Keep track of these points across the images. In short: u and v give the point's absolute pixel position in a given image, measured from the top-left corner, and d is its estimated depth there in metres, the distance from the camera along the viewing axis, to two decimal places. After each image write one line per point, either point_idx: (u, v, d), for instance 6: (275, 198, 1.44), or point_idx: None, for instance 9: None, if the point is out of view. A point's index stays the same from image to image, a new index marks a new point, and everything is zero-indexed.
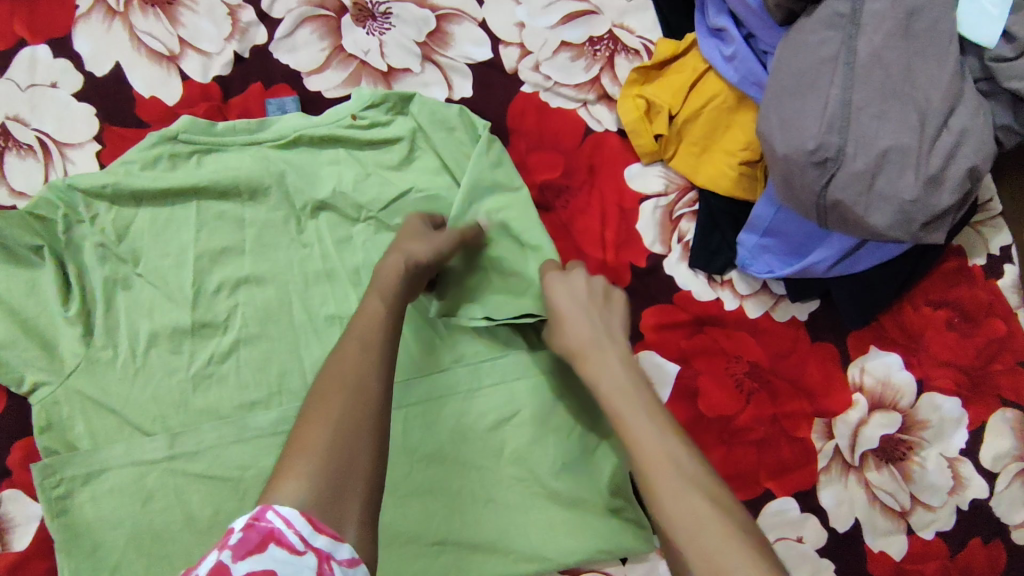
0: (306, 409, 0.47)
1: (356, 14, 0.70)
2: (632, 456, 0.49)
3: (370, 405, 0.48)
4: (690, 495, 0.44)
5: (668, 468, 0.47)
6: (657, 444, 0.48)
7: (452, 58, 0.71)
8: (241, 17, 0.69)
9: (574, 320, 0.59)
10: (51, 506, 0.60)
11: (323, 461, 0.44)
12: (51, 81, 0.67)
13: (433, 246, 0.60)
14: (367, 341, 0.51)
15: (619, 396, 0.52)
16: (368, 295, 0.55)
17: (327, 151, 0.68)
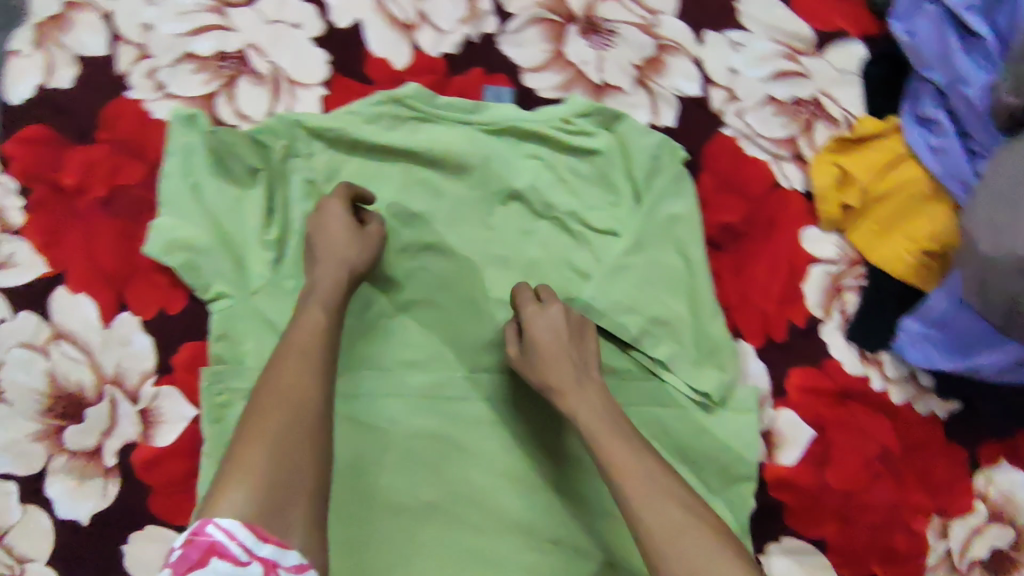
0: (248, 425, 0.51)
1: (583, 26, 0.72)
2: (612, 473, 0.54)
3: (307, 422, 0.52)
4: (688, 528, 0.50)
5: (664, 489, 0.53)
6: (653, 481, 0.53)
7: (663, 87, 0.72)
8: (479, 4, 0.72)
9: (549, 363, 0.60)
10: (213, 411, 0.65)
11: (260, 477, 0.48)
12: (295, 22, 0.71)
13: (367, 251, 0.64)
14: (307, 356, 0.56)
15: (612, 434, 0.56)
16: (311, 305, 0.59)
17: (528, 145, 0.70)
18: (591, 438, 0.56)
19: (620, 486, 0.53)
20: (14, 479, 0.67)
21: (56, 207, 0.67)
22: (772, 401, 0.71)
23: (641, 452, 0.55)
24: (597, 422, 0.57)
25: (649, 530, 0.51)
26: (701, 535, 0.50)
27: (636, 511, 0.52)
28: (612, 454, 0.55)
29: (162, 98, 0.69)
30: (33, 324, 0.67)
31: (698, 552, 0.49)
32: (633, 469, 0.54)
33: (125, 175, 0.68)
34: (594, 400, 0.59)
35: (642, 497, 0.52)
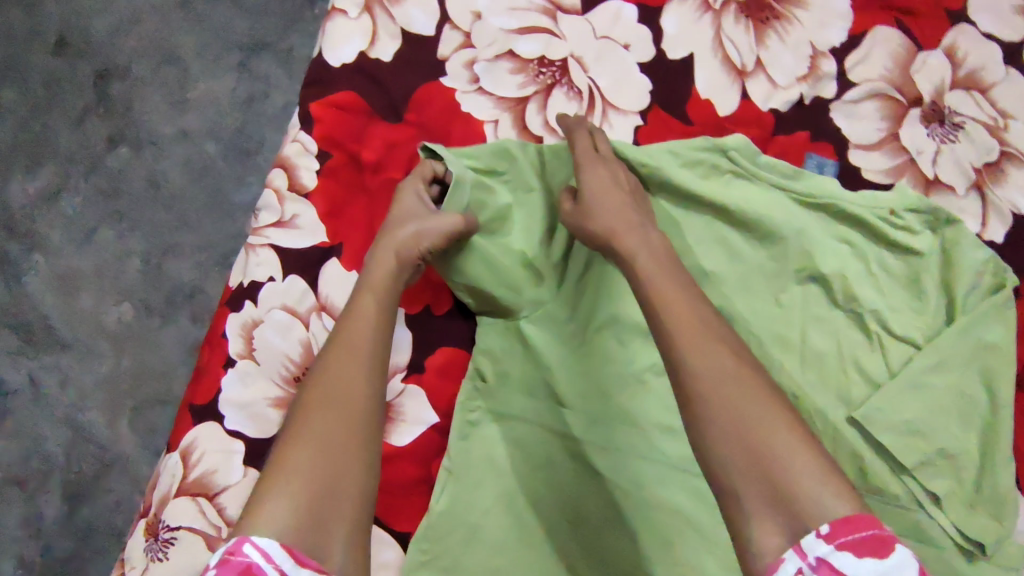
0: (289, 424, 0.47)
1: (927, 112, 0.67)
2: (675, 352, 0.43)
3: (362, 429, 0.47)
4: (717, 357, 0.42)
5: (730, 376, 0.41)
6: (703, 318, 0.45)
7: (999, 199, 0.66)
8: (820, 65, 0.67)
9: (609, 210, 0.55)
10: (459, 427, 0.63)
11: (305, 485, 0.43)
12: (625, 42, 0.67)
13: (422, 234, 0.59)
14: (353, 348, 0.51)
15: (660, 271, 0.49)
16: (360, 294, 0.56)
17: (842, 228, 0.65)
18: (659, 314, 0.46)
19: (684, 364, 0.43)
20: (242, 439, 0.64)
21: (349, 178, 0.66)
22: None
23: (711, 328, 0.44)
24: (681, 303, 0.46)
25: (724, 432, 0.40)
26: (768, 407, 0.40)
27: (703, 402, 0.41)
28: (672, 325, 0.44)
29: (475, 92, 0.67)
30: (300, 289, 0.65)
31: (725, 388, 0.41)
32: (698, 347, 0.43)
33: (422, 163, 0.66)
34: (662, 276, 0.48)
35: (720, 385, 0.41)
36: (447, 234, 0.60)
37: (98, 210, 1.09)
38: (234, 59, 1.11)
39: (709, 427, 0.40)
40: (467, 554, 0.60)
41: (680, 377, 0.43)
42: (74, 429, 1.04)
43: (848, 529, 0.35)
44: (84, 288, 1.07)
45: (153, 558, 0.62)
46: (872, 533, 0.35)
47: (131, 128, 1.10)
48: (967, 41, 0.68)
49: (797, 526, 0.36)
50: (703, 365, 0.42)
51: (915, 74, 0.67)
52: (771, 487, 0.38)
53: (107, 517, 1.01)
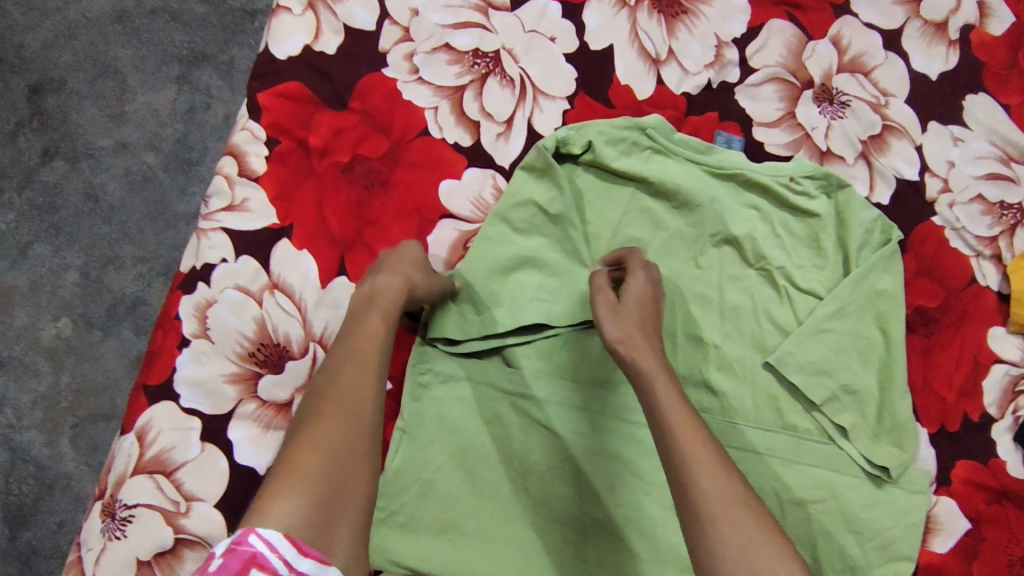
0: (301, 429, 0.48)
1: (818, 93, 0.76)
2: (685, 472, 0.46)
3: (368, 438, 0.49)
4: (735, 497, 0.45)
5: (733, 502, 0.45)
6: (723, 467, 0.47)
7: (884, 166, 0.75)
8: (725, 53, 0.75)
9: (628, 316, 0.58)
10: (410, 390, 0.66)
11: (317, 485, 0.45)
12: (552, 35, 0.74)
13: (431, 287, 0.62)
14: (365, 364, 0.52)
15: (684, 411, 0.50)
16: (368, 313, 0.56)
17: (750, 195, 0.72)
18: (669, 432, 0.49)
19: (694, 488, 0.46)
20: (198, 416, 0.65)
21: (297, 163, 0.70)
22: (934, 487, 0.71)
23: (712, 453, 0.47)
24: (690, 424, 0.49)
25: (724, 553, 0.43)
26: (780, 556, 0.44)
27: (710, 525, 0.44)
28: (685, 446, 0.47)
29: (414, 81, 0.72)
30: (252, 269, 0.68)
31: (747, 535, 0.44)
32: (711, 472, 0.46)
33: (368, 146, 0.71)
34: (679, 406, 0.50)
35: (726, 508, 0.45)
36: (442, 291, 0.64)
37: (33, 226, 1.08)
38: (173, 70, 1.12)
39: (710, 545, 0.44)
40: (423, 507, 0.64)
41: (690, 496, 0.46)
42: (12, 450, 1.01)
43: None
44: (22, 305, 1.06)
45: (111, 537, 0.63)
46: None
47: (67, 142, 1.10)
48: (849, 31, 0.78)
49: None
50: (713, 492, 0.45)
51: (807, 60, 0.76)
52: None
53: (49, 540, 0.99)
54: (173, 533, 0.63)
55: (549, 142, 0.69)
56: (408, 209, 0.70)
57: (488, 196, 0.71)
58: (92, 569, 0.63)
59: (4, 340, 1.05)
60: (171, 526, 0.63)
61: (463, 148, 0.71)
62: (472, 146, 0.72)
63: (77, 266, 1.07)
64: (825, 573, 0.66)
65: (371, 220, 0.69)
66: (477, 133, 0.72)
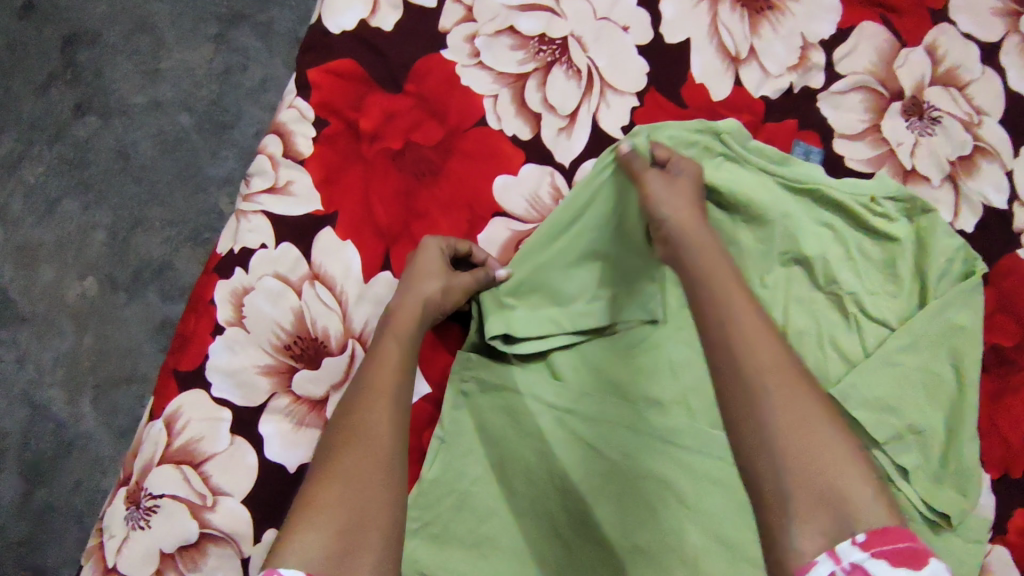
0: (318, 464, 0.47)
1: (907, 105, 0.70)
2: (748, 373, 0.42)
3: (386, 462, 0.47)
4: (786, 370, 0.42)
5: (802, 404, 0.41)
6: (768, 337, 0.44)
7: (971, 190, 0.70)
8: (810, 56, 0.70)
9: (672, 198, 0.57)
10: (452, 397, 0.64)
11: (335, 519, 0.43)
12: (624, 25, 0.69)
13: (453, 290, 0.60)
14: (378, 390, 0.51)
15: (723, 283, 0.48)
16: (385, 339, 0.56)
17: (826, 213, 0.67)
18: (732, 329, 0.45)
19: (757, 389, 0.42)
20: (229, 407, 0.63)
21: (345, 147, 0.66)
22: (991, 535, 0.67)
23: (776, 350, 0.43)
24: (753, 318, 0.45)
25: (787, 456, 0.39)
26: (836, 432, 0.40)
27: (761, 394, 0.41)
28: (745, 344, 0.44)
29: (474, 66, 0.67)
30: (293, 257, 0.64)
31: (798, 410, 0.41)
32: (778, 374, 0.42)
33: (421, 134, 0.66)
34: (722, 283, 0.48)
35: (791, 410, 0.41)
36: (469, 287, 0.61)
37: (63, 181, 1.05)
38: (212, 30, 1.07)
39: (773, 448, 0.40)
40: (457, 519, 0.62)
41: (738, 366, 0.43)
42: (33, 407, 1.00)
43: (884, 539, 0.36)
44: (48, 261, 1.03)
45: (134, 526, 0.62)
46: (907, 545, 0.36)
47: (100, 97, 1.06)
48: (946, 40, 0.72)
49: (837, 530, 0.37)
50: (780, 393, 0.41)
51: (898, 69, 0.70)
52: (831, 498, 0.38)
53: (65, 498, 0.98)
54: (199, 527, 0.61)
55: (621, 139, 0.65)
56: (460, 204, 0.66)
57: (545, 195, 0.66)
58: (114, 557, 0.61)
59: (29, 296, 1.03)
60: (196, 519, 0.61)
61: (521, 142, 0.67)
62: (532, 140, 0.67)
63: (105, 225, 1.04)
64: None
65: (419, 213, 0.65)
66: (537, 126, 0.67)
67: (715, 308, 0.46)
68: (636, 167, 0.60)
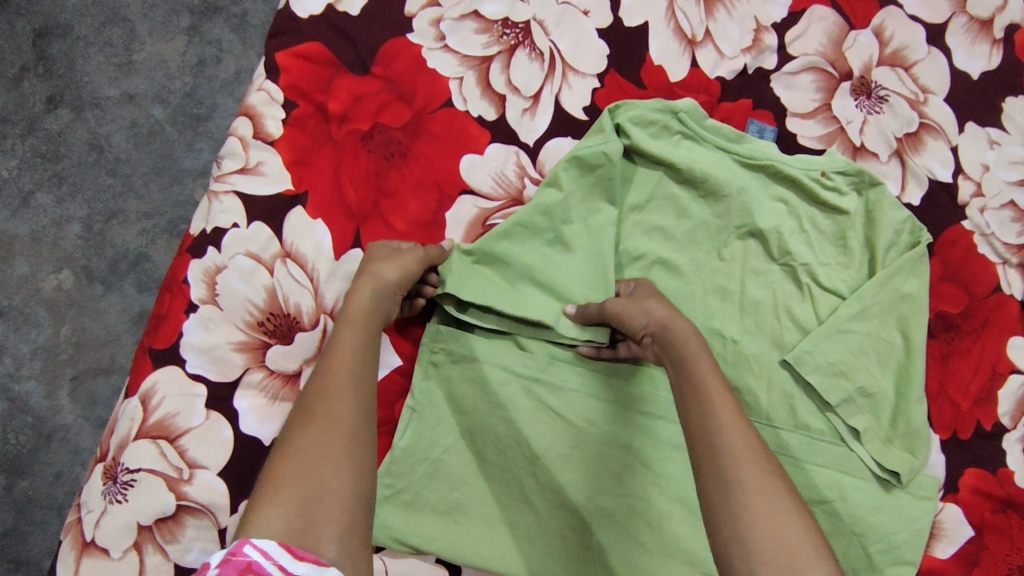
0: (281, 445, 0.49)
1: (856, 85, 0.73)
2: (732, 478, 0.45)
3: (347, 439, 0.48)
4: (757, 467, 0.46)
5: (781, 513, 0.44)
6: (745, 438, 0.48)
7: (918, 165, 0.73)
8: (763, 38, 0.73)
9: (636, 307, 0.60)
10: (421, 368, 0.66)
11: (297, 494, 0.45)
12: (585, 8, 0.71)
13: (405, 269, 0.61)
14: (337, 374, 0.52)
15: (700, 381, 0.52)
16: (342, 323, 0.57)
17: (781, 188, 0.70)
18: (720, 438, 0.47)
19: (738, 492, 0.45)
20: (204, 383, 0.64)
21: (314, 129, 0.67)
22: (941, 494, 0.70)
23: (762, 463, 0.46)
24: (741, 427, 0.48)
25: (765, 555, 0.42)
26: (801, 528, 0.44)
27: (737, 490, 0.45)
28: (734, 452, 0.46)
29: (440, 49, 0.69)
30: (264, 236, 0.66)
31: (770, 506, 0.44)
32: (760, 481, 0.45)
33: (388, 115, 0.68)
34: (706, 379, 0.52)
35: (767, 515, 0.44)
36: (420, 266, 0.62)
37: (36, 174, 1.05)
38: (184, 22, 1.08)
39: (749, 544, 0.43)
40: (430, 487, 0.64)
41: (716, 460, 0.46)
42: (12, 399, 1.00)
43: None
44: (23, 254, 1.04)
45: (112, 500, 0.63)
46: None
47: (73, 90, 1.07)
48: (893, 22, 0.75)
49: None
50: (760, 502, 0.44)
51: (847, 50, 0.74)
52: None
53: (46, 490, 0.99)
54: (176, 499, 0.62)
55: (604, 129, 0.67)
56: (428, 183, 0.68)
57: (510, 173, 0.68)
58: (92, 532, 0.62)
59: (4, 289, 1.03)
60: (173, 492, 0.62)
61: (487, 122, 0.69)
62: (497, 120, 0.69)
63: (80, 217, 1.04)
64: None
65: (388, 192, 0.67)
66: (502, 107, 0.69)
67: (697, 394, 0.51)
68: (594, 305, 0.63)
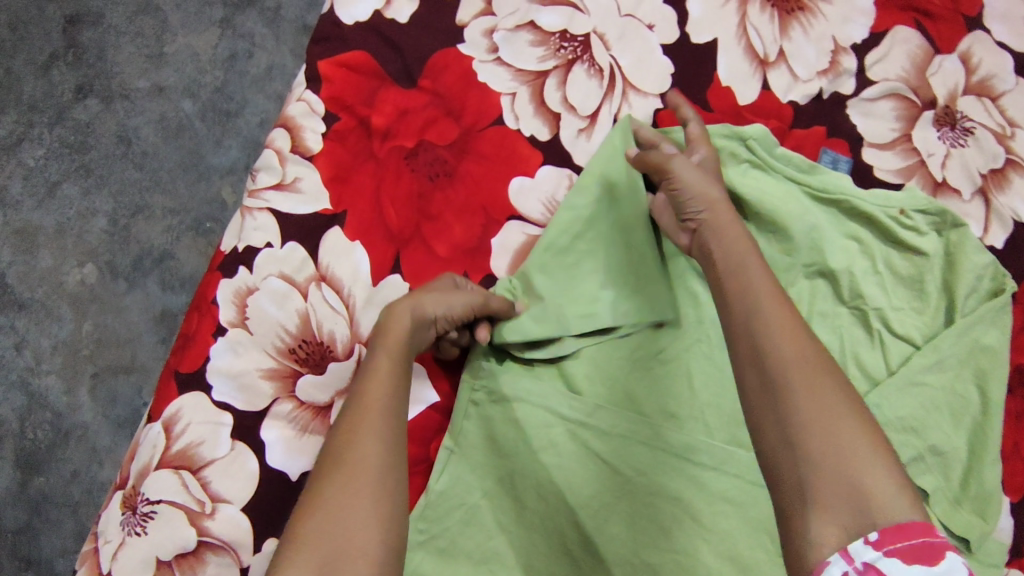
0: (307, 491, 0.45)
1: (939, 115, 0.68)
2: (773, 373, 0.40)
3: (376, 482, 0.44)
4: (804, 363, 0.40)
5: (832, 405, 0.38)
6: (795, 329, 0.42)
7: (1003, 205, 0.67)
8: (841, 60, 0.67)
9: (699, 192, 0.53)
10: (460, 407, 0.62)
11: (321, 547, 0.41)
12: (649, 23, 0.66)
13: (452, 312, 0.56)
14: (368, 409, 0.47)
15: (732, 268, 0.47)
16: (376, 351, 0.51)
17: (853, 225, 0.65)
18: (758, 318, 0.43)
19: (784, 393, 0.39)
20: (230, 411, 0.60)
21: (356, 144, 0.63)
22: (1008, 560, 0.66)
23: (821, 365, 0.40)
24: (788, 322, 0.42)
25: (814, 460, 0.37)
26: (860, 427, 0.38)
27: (788, 391, 0.39)
28: (776, 343, 0.41)
29: (492, 62, 0.65)
30: (299, 258, 0.62)
31: (823, 403, 0.38)
32: (808, 377, 0.39)
33: (435, 132, 0.64)
34: (755, 272, 0.46)
35: (818, 410, 0.38)
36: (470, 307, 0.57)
37: (62, 165, 1.02)
38: (217, 14, 1.05)
39: (800, 450, 0.38)
40: (464, 534, 0.60)
41: (766, 359, 0.41)
42: (29, 394, 0.98)
43: (897, 536, 0.34)
44: (47, 247, 1.01)
45: (131, 531, 0.60)
46: (924, 541, 0.34)
47: (102, 80, 1.03)
48: (981, 48, 0.69)
49: (858, 526, 0.35)
50: (809, 400, 0.38)
51: (931, 77, 0.68)
52: (859, 496, 0.36)
53: (60, 489, 0.96)
54: (197, 534, 0.59)
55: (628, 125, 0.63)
56: (474, 206, 0.63)
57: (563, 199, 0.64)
58: (109, 563, 0.59)
59: (26, 282, 1.00)
60: (194, 526, 0.59)
61: (540, 143, 0.64)
62: (550, 141, 0.64)
63: (106, 212, 1.01)
64: None
65: (431, 214, 0.63)
66: (557, 127, 0.64)
67: (741, 285, 0.45)
68: (658, 159, 0.57)
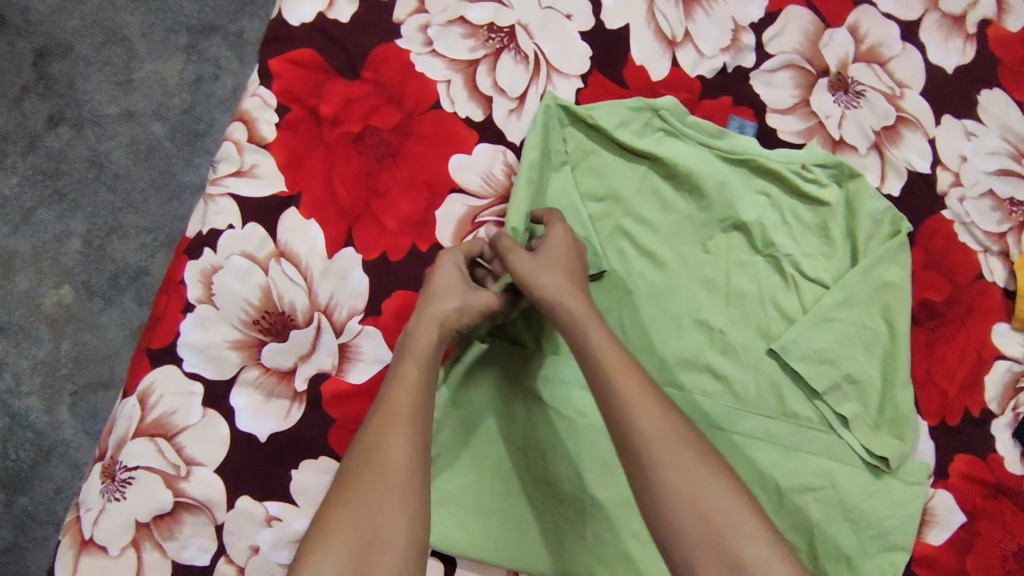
0: (337, 484, 0.49)
1: (834, 82, 0.75)
2: (637, 448, 0.49)
3: (405, 481, 0.48)
4: (675, 443, 0.49)
5: (688, 476, 0.47)
6: (651, 410, 0.50)
7: (896, 158, 0.75)
8: (742, 38, 0.75)
9: (542, 264, 0.59)
10: None
11: (353, 538, 0.45)
12: (568, 13, 0.74)
13: (472, 310, 0.60)
14: (397, 414, 0.51)
15: (615, 363, 0.53)
16: (404, 360, 0.56)
17: (762, 182, 0.72)
18: (615, 396, 0.51)
19: (649, 463, 0.48)
20: (201, 381, 0.65)
21: (307, 132, 0.69)
22: (932, 480, 0.71)
23: (678, 439, 0.49)
24: (651, 405, 0.51)
25: (683, 523, 0.46)
26: (720, 488, 0.47)
27: (647, 463, 0.48)
28: (631, 413, 0.50)
29: (428, 54, 0.72)
30: (259, 237, 0.67)
31: (686, 476, 0.47)
32: (668, 454, 0.48)
33: (379, 117, 0.70)
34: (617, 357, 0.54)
35: (680, 482, 0.47)
36: (483, 312, 0.61)
37: (37, 192, 1.07)
38: (182, 40, 1.10)
39: (670, 514, 0.46)
40: None
41: (628, 435, 0.50)
42: (11, 415, 1.01)
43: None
44: (24, 270, 1.05)
45: (110, 497, 0.64)
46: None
47: (72, 108, 1.09)
48: (868, 20, 0.77)
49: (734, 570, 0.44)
50: (669, 469, 0.47)
51: (823, 48, 0.76)
52: (723, 554, 0.44)
53: (45, 506, 0.99)
54: (172, 496, 0.63)
55: (552, 101, 0.69)
56: (418, 182, 0.70)
57: (498, 171, 0.70)
58: (91, 529, 0.64)
59: (6, 305, 1.04)
60: (170, 489, 0.63)
61: (475, 123, 0.71)
62: (484, 121, 0.71)
63: (80, 233, 1.06)
64: (820, 561, 0.66)
65: (379, 192, 0.69)
66: (489, 108, 0.71)
67: (604, 373, 0.53)
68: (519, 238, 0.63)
